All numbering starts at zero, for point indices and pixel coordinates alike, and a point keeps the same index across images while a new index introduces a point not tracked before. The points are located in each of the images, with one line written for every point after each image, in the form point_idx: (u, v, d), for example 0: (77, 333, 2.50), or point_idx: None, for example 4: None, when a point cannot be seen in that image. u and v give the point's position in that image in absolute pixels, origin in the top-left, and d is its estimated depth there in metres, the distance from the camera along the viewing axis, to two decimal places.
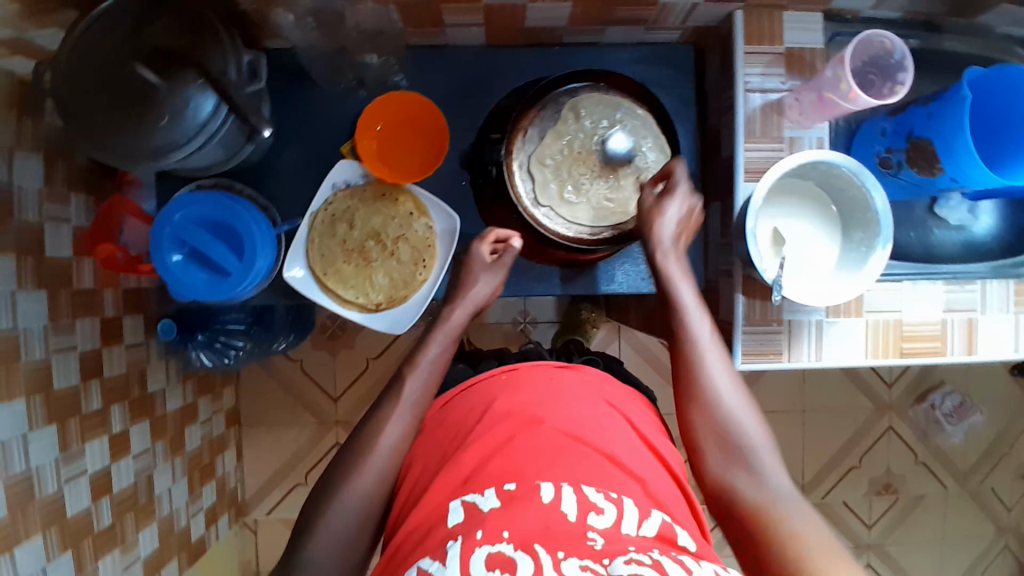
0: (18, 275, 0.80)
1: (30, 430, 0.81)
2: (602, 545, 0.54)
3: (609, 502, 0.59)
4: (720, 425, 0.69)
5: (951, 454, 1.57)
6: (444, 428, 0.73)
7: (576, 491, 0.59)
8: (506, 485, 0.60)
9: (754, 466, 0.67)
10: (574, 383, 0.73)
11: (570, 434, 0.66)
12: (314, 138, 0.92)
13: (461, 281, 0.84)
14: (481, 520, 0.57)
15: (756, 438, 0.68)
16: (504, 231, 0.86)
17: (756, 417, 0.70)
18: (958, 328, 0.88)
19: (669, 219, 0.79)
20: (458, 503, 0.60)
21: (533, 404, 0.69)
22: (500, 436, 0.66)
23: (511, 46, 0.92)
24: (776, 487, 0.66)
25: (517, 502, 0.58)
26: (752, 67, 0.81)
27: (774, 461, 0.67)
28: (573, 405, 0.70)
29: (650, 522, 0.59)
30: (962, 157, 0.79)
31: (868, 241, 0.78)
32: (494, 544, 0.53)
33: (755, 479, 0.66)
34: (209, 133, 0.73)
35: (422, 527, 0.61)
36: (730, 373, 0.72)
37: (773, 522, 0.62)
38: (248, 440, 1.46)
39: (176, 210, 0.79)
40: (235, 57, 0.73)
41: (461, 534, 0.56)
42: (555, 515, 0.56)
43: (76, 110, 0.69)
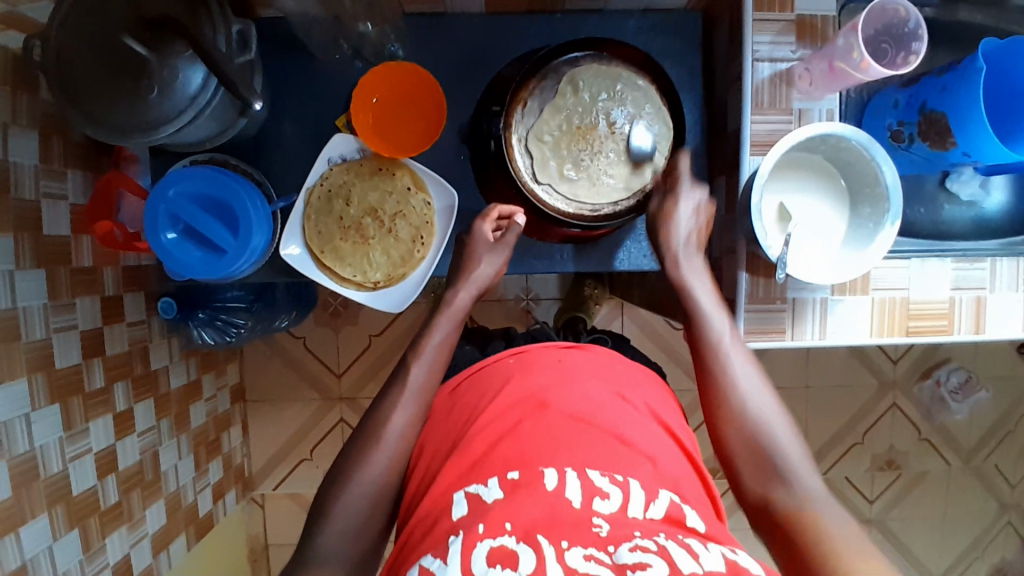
0: (16, 254, 0.80)
1: (33, 410, 0.81)
2: (607, 531, 0.54)
3: (615, 486, 0.58)
4: (750, 435, 0.69)
5: (955, 431, 1.56)
6: (453, 410, 0.72)
7: (581, 476, 0.59)
8: (510, 473, 0.59)
9: (786, 472, 0.65)
10: (580, 363, 0.72)
11: (576, 416, 0.65)
12: (310, 111, 0.90)
13: (465, 261, 0.84)
14: (484, 512, 0.56)
15: (787, 444, 0.68)
16: (506, 207, 0.85)
17: (788, 427, 0.69)
18: (966, 306, 0.86)
19: (681, 220, 0.81)
20: (462, 494, 0.60)
21: (539, 387, 0.68)
22: (507, 421, 0.65)
23: (512, 14, 0.89)
24: (811, 492, 0.64)
25: (521, 490, 0.57)
26: (761, 35, 0.78)
27: (809, 468, 0.66)
28: (577, 385, 0.69)
29: (658, 504, 0.58)
30: (976, 130, 0.77)
31: (876, 217, 0.77)
32: (496, 537, 0.53)
33: (790, 485, 0.65)
34: (199, 106, 0.70)
35: (428, 517, 0.61)
36: (758, 382, 0.72)
37: (808, 523, 0.60)
38: (254, 417, 1.47)
39: (169, 187, 0.78)
40: (225, 27, 0.71)
41: (463, 528, 0.56)
42: (560, 503, 0.56)
43: (70, 86, 0.69)
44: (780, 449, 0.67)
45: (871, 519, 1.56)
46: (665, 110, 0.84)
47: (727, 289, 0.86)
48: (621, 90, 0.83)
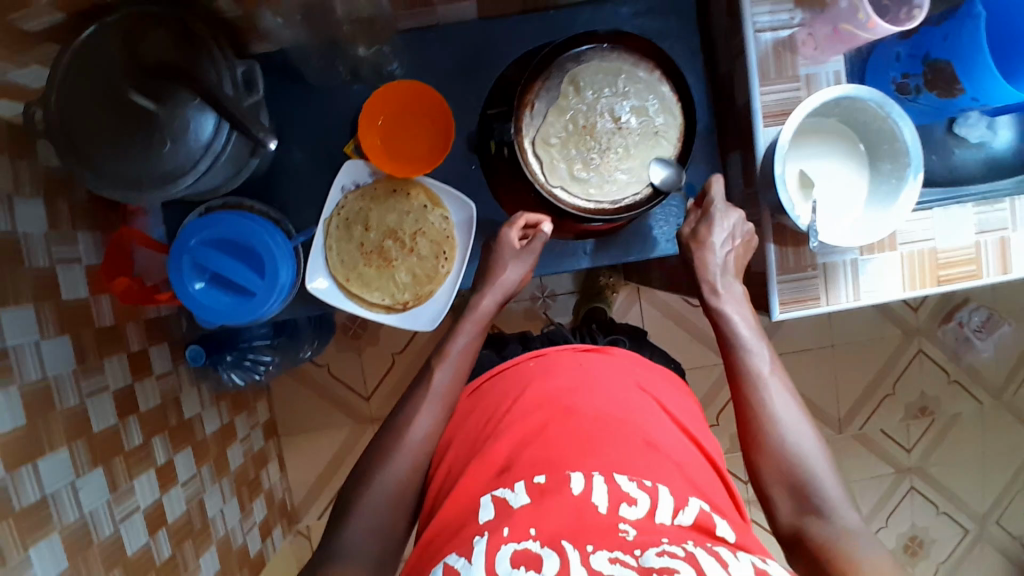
0: (40, 323, 0.79)
1: (77, 477, 0.81)
2: (634, 536, 0.54)
3: (643, 491, 0.58)
4: (789, 474, 0.68)
5: (982, 370, 1.57)
6: (477, 414, 0.73)
7: (608, 482, 0.59)
8: (537, 478, 0.60)
9: (825, 508, 0.66)
10: (603, 366, 0.73)
11: (602, 420, 0.65)
12: (315, 142, 0.89)
13: (490, 266, 0.83)
14: (509, 516, 0.57)
15: (827, 482, 0.67)
16: (534, 214, 0.83)
17: (828, 462, 0.69)
18: (991, 248, 0.86)
19: (715, 247, 0.79)
20: (489, 498, 0.61)
21: (565, 392, 0.69)
22: (534, 423, 0.66)
23: (505, 17, 0.89)
24: (850, 529, 0.64)
25: (548, 496, 0.58)
26: (760, 6, 0.77)
27: (848, 504, 0.66)
28: (602, 390, 0.69)
29: (687, 512, 0.58)
30: (982, 75, 0.77)
31: (898, 173, 0.76)
32: (521, 541, 0.54)
33: (829, 525, 0.65)
34: (214, 154, 0.70)
35: (453, 522, 0.61)
36: (797, 416, 0.71)
37: (842, 556, 0.61)
38: (288, 450, 1.47)
39: (192, 236, 0.78)
40: (229, 69, 0.70)
41: (488, 530, 0.56)
42: (587, 506, 0.57)
43: (77, 146, 0.67)
44: (821, 487, 0.67)
45: (911, 467, 1.57)
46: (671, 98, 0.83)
47: (755, 263, 0.86)
48: (621, 85, 0.82)
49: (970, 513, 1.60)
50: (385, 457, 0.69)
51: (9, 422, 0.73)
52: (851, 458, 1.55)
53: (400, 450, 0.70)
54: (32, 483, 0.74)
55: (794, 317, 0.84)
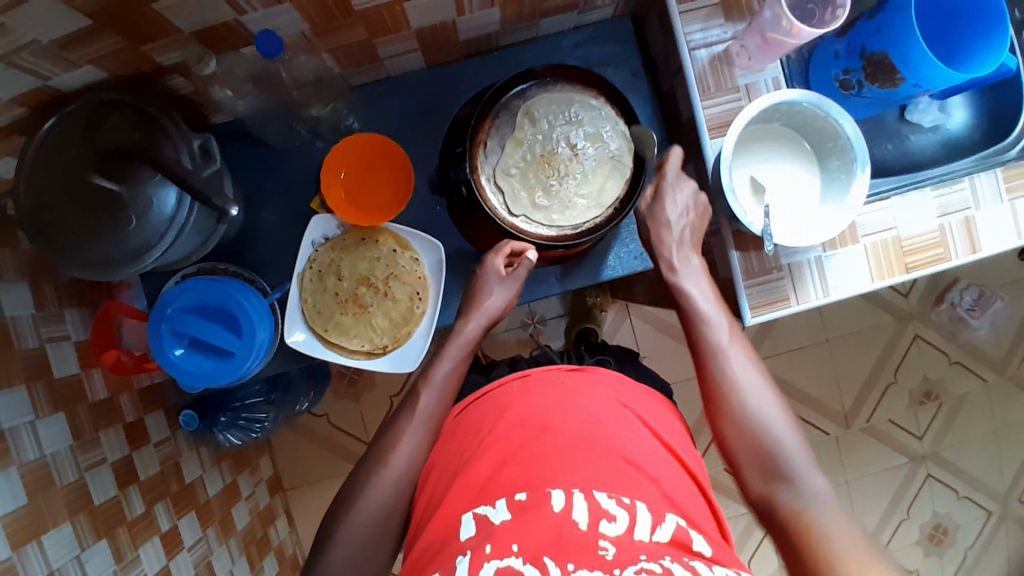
0: (34, 404, 0.81)
1: (82, 550, 0.81)
2: (613, 555, 0.54)
3: (621, 508, 0.59)
4: (751, 434, 0.70)
5: (983, 347, 1.56)
6: (460, 436, 0.73)
7: (588, 498, 0.59)
8: (518, 495, 0.61)
9: (790, 473, 0.67)
10: (582, 383, 0.74)
11: (580, 437, 0.66)
12: (284, 200, 0.92)
13: (474, 294, 0.85)
14: (491, 533, 0.58)
15: (789, 445, 0.69)
16: (519, 244, 0.85)
17: (795, 437, 0.70)
18: (957, 229, 0.87)
19: (670, 203, 0.83)
20: (470, 516, 0.61)
21: (546, 411, 0.70)
22: (514, 443, 0.67)
23: (452, 62, 0.92)
24: (814, 495, 0.66)
25: (528, 513, 0.59)
26: (691, 25, 0.81)
27: (810, 468, 0.68)
28: (582, 408, 0.70)
29: (664, 528, 0.59)
30: (918, 61, 0.79)
31: (845, 168, 0.78)
32: (503, 557, 0.54)
33: (793, 489, 0.67)
34: (179, 225, 0.73)
35: (435, 540, 0.61)
36: (764, 396, 0.72)
37: (814, 533, 0.63)
38: (296, 503, 1.47)
39: (168, 304, 0.79)
40: (186, 143, 0.73)
41: (471, 549, 0.57)
42: (566, 524, 0.57)
43: (45, 231, 0.69)
44: (784, 453, 0.68)
45: (925, 453, 1.55)
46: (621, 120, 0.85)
47: (723, 270, 0.87)
48: (575, 113, 0.85)
49: (992, 493, 1.57)
50: (378, 501, 0.70)
51: (11, 502, 0.74)
52: (864, 451, 1.53)
53: (391, 490, 0.70)
54: (38, 561, 0.75)
55: (767, 320, 0.84)
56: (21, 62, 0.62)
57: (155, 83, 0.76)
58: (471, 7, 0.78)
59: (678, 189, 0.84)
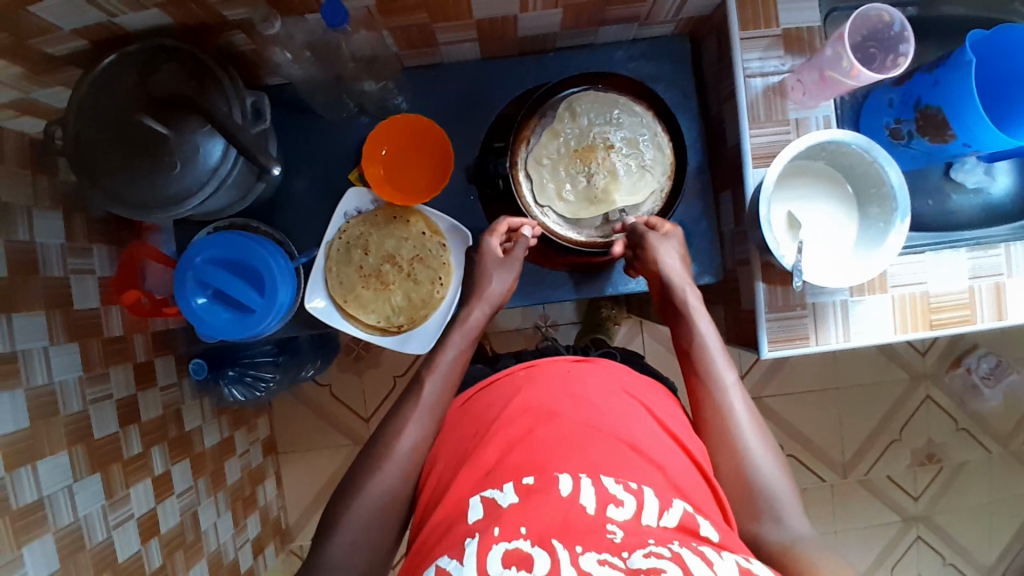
0: (50, 330, 0.82)
1: (75, 481, 0.83)
2: (621, 537, 0.55)
3: (629, 493, 0.59)
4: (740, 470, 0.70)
5: (991, 418, 1.54)
6: (465, 422, 0.74)
7: (595, 483, 0.60)
8: (525, 479, 0.61)
9: (776, 508, 0.67)
10: (587, 375, 0.74)
11: (586, 423, 0.67)
12: (322, 169, 0.93)
13: (478, 279, 0.85)
14: (498, 516, 0.58)
15: (778, 483, 0.69)
16: (517, 220, 0.85)
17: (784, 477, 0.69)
18: (986, 294, 0.86)
19: (668, 261, 0.82)
20: (478, 498, 0.62)
21: (550, 397, 0.70)
22: (519, 428, 0.67)
23: (507, 57, 0.93)
24: (800, 533, 0.65)
25: (535, 496, 0.59)
26: (751, 52, 0.81)
27: (795, 505, 0.68)
28: (586, 395, 0.71)
29: (672, 513, 0.59)
30: (971, 121, 0.78)
31: (885, 217, 0.77)
32: (511, 540, 0.55)
33: (780, 527, 0.66)
34: (219, 177, 0.73)
35: (443, 523, 0.62)
36: (756, 432, 0.72)
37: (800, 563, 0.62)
38: (286, 467, 1.48)
39: (196, 254, 0.81)
40: (238, 99, 0.74)
41: (478, 531, 0.57)
42: (574, 510, 0.57)
43: (90, 168, 0.71)
44: (776, 493, 0.68)
45: (918, 515, 1.53)
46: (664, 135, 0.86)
47: (745, 300, 0.87)
48: (617, 114, 0.85)
49: (979, 565, 1.55)
50: (372, 474, 0.70)
51: (13, 423, 0.75)
52: (855, 503, 1.52)
53: (385, 466, 0.71)
54: (30, 484, 0.77)
55: (783, 356, 0.84)
56: None
57: (216, 37, 0.77)
58: (534, 6, 0.78)
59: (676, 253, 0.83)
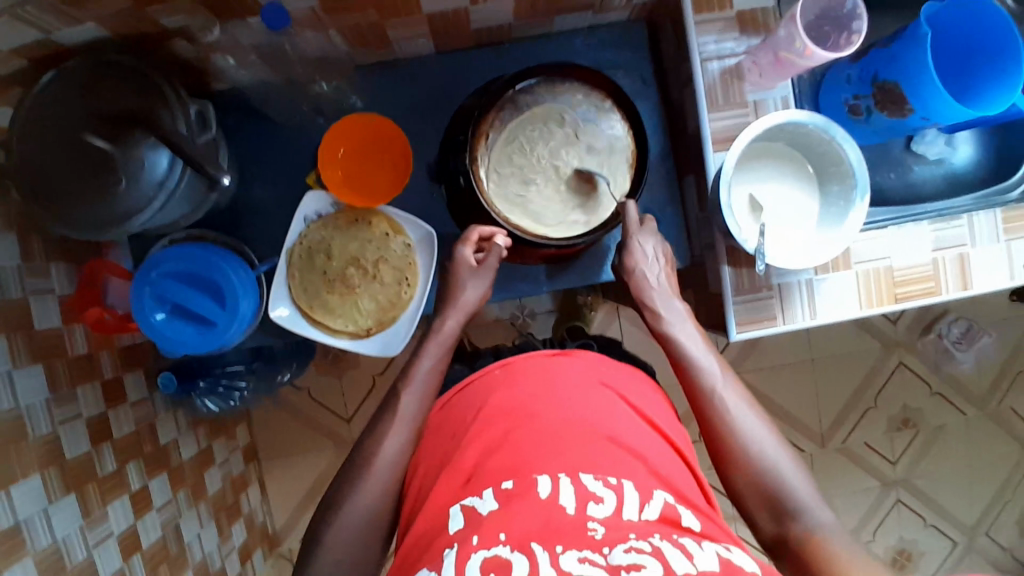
0: (11, 354, 0.80)
1: (50, 503, 0.81)
2: (602, 534, 0.55)
3: (608, 489, 0.59)
4: (759, 481, 0.70)
5: (965, 381, 1.57)
6: (446, 427, 0.73)
7: (574, 482, 0.60)
8: (504, 484, 0.61)
9: (797, 510, 0.67)
10: (567, 368, 0.74)
11: (564, 421, 0.66)
12: (280, 174, 0.92)
13: (450, 288, 0.84)
14: (479, 524, 0.57)
15: (783, 466, 0.70)
16: (486, 228, 0.83)
17: (798, 467, 0.70)
18: (950, 265, 0.87)
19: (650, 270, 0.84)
20: (458, 508, 0.61)
21: (527, 397, 0.70)
22: (498, 432, 0.67)
23: (462, 51, 0.91)
24: (823, 521, 0.66)
25: (515, 500, 0.59)
26: (706, 35, 0.80)
27: (818, 496, 0.68)
28: (566, 394, 0.70)
29: (652, 506, 0.59)
30: (930, 95, 0.78)
31: (845, 195, 0.78)
32: (490, 547, 0.54)
33: (804, 519, 0.67)
34: (169, 190, 0.71)
35: (425, 534, 0.62)
36: (757, 424, 0.73)
37: (825, 555, 0.63)
38: (269, 473, 1.47)
39: (153, 269, 0.79)
40: (183, 111, 0.72)
41: (458, 541, 0.57)
42: (554, 509, 0.57)
43: (36, 191, 0.68)
44: (789, 488, 0.69)
45: (897, 479, 1.56)
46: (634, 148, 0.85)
47: (713, 283, 0.87)
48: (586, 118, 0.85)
49: (958, 524, 1.59)
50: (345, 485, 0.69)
51: None
52: (836, 472, 1.54)
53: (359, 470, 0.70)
54: (4, 509, 0.75)
55: (752, 338, 0.84)
56: (26, 16, 0.61)
57: (156, 45, 0.74)
58: None
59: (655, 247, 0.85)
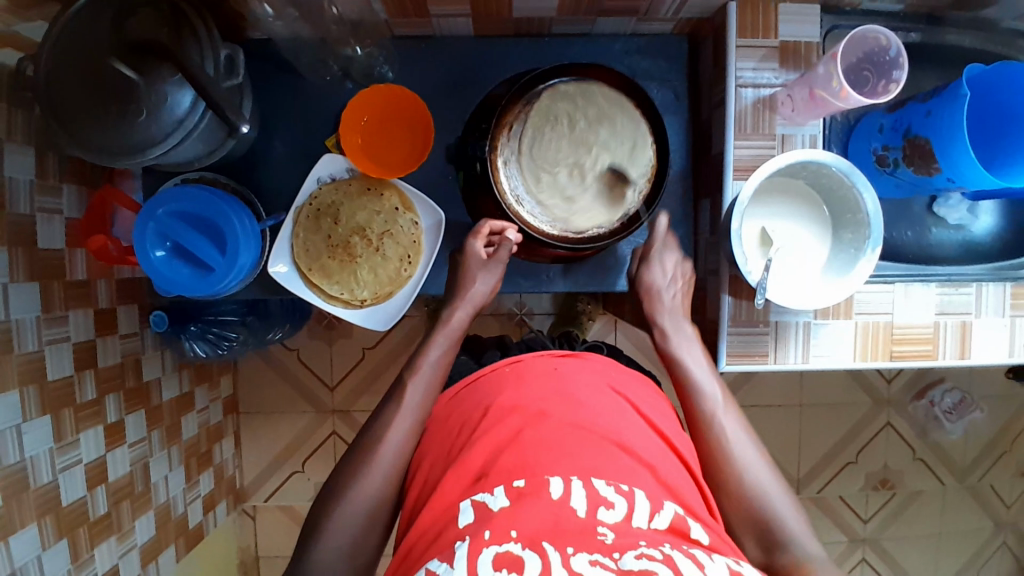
0: (10, 267, 0.80)
1: (24, 421, 0.82)
2: (612, 539, 0.53)
3: (620, 495, 0.57)
4: (748, 502, 0.70)
5: (950, 451, 1.55)
6: (454, 420, 0.70)
7: (586, 485, 0.58)
8: (515, 482, 0.58)
9: (784, 537, 0.68)
10: (578, 372, 0.71)
11: (576, 424, 0.64)
12: (302, 131, 0.92)
13: (460, 281, 0.85)
14: (489, 520, 0.55)
15: (774, 494, 0.70)
16: (498, 223, 0.85)
17: (788, 498, 0.71)
18: (951, 331, 0.86)
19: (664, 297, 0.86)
20: (469, 503, 0.59)
21: (537, 395, 0.67)
22: (509, 429, 0.64)
23: (501, 37, 0.91)
24: (809, 551, 0.66)
25: (526, 499, 0.56)
26: (744, 61, 0.80)
27: (805, 528, 0.69)
28: (578, 396, 0.67)
29: (662, 515, 0.58)
30: (959, 158, 0.77)
31: (857, 243, 0.77)
32: (502, 543, 0.52)
33: (790, 550, 0.67)
34: (187, 130, 0.72)
35: (432, 528, 0.60)
36: (754, 452, 0.74)
37: None
38: (246, 428, 1.47)
39: (159, 206, 0.78)
40: (212, 52, 0.72)
41: (469, 535, 0.55)
42: (565, 512, 0.55)
43: (57, 109, 0.69)
44: (779, 516, 0.69)
45: (866, 538, 1.55)
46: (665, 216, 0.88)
47: (711, 310, 0.87)
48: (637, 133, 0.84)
49: None
50: None
51: None
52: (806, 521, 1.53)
53: None
54: None
55: (741, 371, 0.84)
56: None
57: None
58: None
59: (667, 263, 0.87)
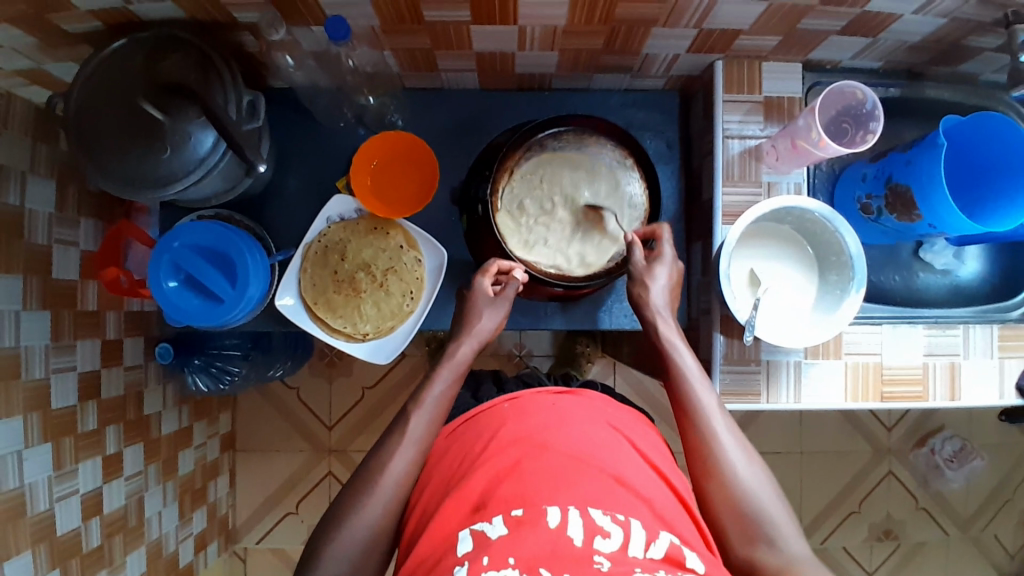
0: (24, 295, 0.83)
1: (26, 447, 0.83)
2: (608, 568, 0.54)
3: (616, 525, 0.58)
4: (735, 496, 0.68)
5: (952, 500, 1.54)
6: (453, 455, 0.72)
7: (583, 515, 0.58)
8: (513, 511, 0.59)
9: (772, 534, 0.66)
10: (575, 407, 0.73)
11: (574, 456, 0.65)
12: (313, 173, 0.97)
13: (466, 315, 0.85)
14: (487, 547, 0.57)
15: (763, 493, 0.69)
16: (506, 262, 0.85)
17: (774, 493, 0.69)
18: (940, 372, 0.88)
19: (659, 286, 0.83)
20: (468, 531, 0.60)
21: (537, 430, 0.69)
22: (507, 460, 0.65)
23: (505, 90, 0.97)
24: (796, 551, 0.64)
25: (524, 528, 0.57)
26: (732, 114, 0.85)
27: (793, 526, 0.67)
28: (576, 430, 0.69)
29: (658, 545, 0.58)
30: (940, 205, 0.81)
31: (842, 284, 0.80)
32: (499, 569, 0.54)
33: (775, 550, 0.65)
34: (207, 167, 0.76)
35: (431, 556, 0.61)
36: (741, 449, 0.72)
37: None
38: (241, 466, 1.47)
39: (175, 238, 0.82)
40: (235, 94, 0.77)
41: (468, 561, 0.56)
42: (563, 540, 0.56)
43: (86, 141, 0.74)
44: (767, 512, 0.67)
45: None
46: (667, 227, 0.85)
47: (703, 349, 0.89)
48: (635, 195, 0.89)
49: None
50: None
51: None
52: None
53: None
54: None
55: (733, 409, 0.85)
56: None
57: (225, 35, 0.80)
58: (532, 45, 0.82)
59: (668, 268, 0.84)
